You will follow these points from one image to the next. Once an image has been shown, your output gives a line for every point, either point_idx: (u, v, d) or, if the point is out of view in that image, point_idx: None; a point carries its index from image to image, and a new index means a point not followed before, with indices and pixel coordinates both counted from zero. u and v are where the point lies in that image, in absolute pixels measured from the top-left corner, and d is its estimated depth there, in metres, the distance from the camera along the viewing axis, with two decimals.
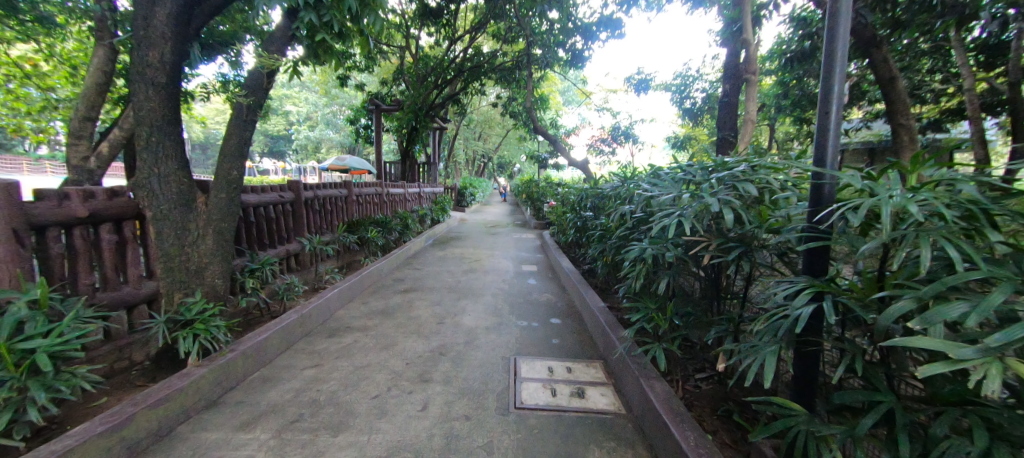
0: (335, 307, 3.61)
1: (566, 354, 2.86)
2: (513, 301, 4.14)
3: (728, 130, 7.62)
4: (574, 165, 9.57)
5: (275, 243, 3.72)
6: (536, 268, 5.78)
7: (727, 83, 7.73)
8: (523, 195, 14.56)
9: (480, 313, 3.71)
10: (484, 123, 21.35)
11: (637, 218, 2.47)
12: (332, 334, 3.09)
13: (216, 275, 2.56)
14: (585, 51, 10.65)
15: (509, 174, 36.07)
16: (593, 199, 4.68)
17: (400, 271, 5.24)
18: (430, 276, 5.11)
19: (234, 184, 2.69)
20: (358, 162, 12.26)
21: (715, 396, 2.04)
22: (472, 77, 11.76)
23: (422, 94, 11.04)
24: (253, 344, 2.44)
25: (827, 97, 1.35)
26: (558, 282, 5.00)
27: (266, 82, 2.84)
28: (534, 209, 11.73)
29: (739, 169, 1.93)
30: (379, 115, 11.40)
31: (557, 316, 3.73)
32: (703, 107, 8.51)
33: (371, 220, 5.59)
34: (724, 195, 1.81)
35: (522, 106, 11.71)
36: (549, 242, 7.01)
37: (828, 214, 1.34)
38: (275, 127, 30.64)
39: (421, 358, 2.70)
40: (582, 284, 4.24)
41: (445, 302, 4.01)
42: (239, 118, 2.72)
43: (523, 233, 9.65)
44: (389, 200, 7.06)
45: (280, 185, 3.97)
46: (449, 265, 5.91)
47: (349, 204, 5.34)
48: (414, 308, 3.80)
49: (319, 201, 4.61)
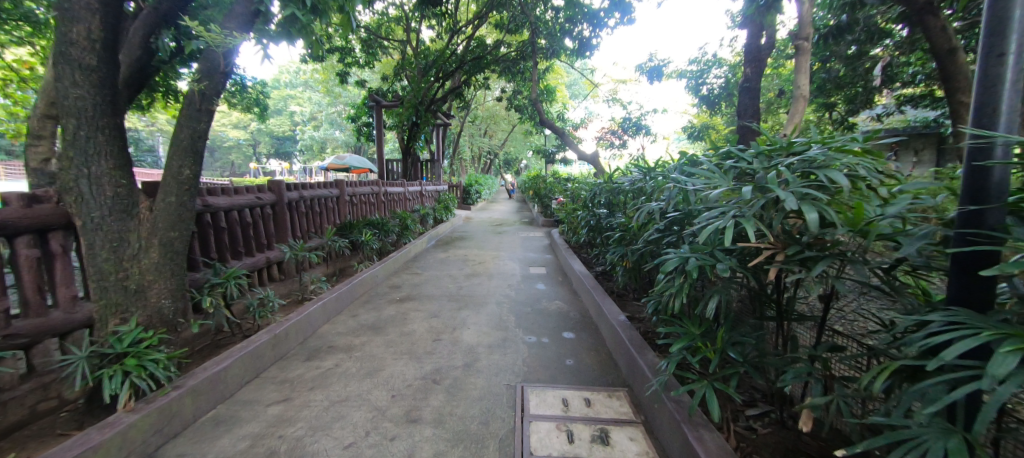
0: (319, 324, 3.19)
1: (583, 380, 2.40)
2: (519, 310, 3.69)
3: (750, 117, 7.06)
4: (583, 160, 9.06)
5: (252, 251, 3.35)
6: (546, 271, 5.32)
7: (748, 67, 7.17)
8: (530, 192, 14.07)
9: (483, 326, 3.27)
10: (489, 119, 20.86)
11: (670, 218, 1.98)
12: (310, 357, 2.67)
13: (163, 295, 2.15)
14: (592, 39, 10.14)
15: (516, 171, 35.60)
16: (609, 196, 4.20)
17: (397, 277, 4.83)
18: (430, 282, 4.68)
19: (187, 184, 2.27)
20: (358, 160, 11.88)
21: (781, 446, 1.58)
22: (476, 70, 11.31)
23: (423, 89, 10.63)
24: (208, 377, 2.04)
25: (999, 31, 0.96)
26: (570, 287, 4.53)
27: (223, 64, 2.39)
28: (541, 206, 11.25)
29: (810, 152, 1.45)
30: (380, 112, 11.01)
31: (570, 329, 3.27)
32: (721, 94, 7.95)
33: (366, 222, 5.19)
34: (797, 188, 1.33)
35: (527, 99, 11.24)
36: (558, 242, 6.52)
37: (998, 216, 0.92)
38: (281, 128, 30.51)
39: (410, 389, 2.26)
40: (598, 291, 3.78)
41: (444, 313, 3.57)
42: (192, 107, 2.30)
43: (531, 231, 9.20)
44: (388, 200, 6.65)
45: (258, 186, 3.59)
46: (451, 268, 5.48)
47: (341, 205, 4.94)
48: (408, 321, 3.36)
49: (306, 202, 4.22)
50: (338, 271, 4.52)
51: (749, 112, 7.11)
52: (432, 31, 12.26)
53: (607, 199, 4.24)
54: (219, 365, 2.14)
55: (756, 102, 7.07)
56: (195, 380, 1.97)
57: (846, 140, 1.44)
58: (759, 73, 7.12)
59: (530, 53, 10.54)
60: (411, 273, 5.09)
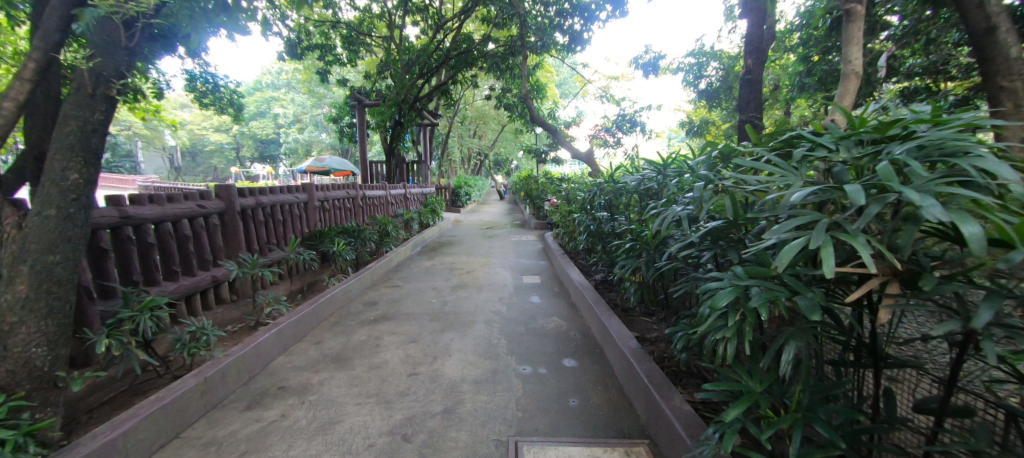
0: (273, 356, 2.68)
1: (593, 432, 1.91)
2: (511, 331, 3.20)
3: (752, 111, 6.66)
4: (576, 159, 8.61)
5: (192, 270, 2.84)
6: (540, 280, 4.84)
7: (748, 59, 6.79)
8: (521, 193, 13.60)
9: (469, 354, 2.76)
10: (478, 119, 20.33)
11: (706, 229, 1.51)
12: (251, 405, 2.14)
13: (33, 343, 1.61)
14: (584, 34, 9.71)
15: (507, 172, 35.16)
16: (611, 198, 3.71)
17: (373, 291, 4.31)
18: (411, 297, 4.17)
19: (74, 193, 1.74)
20: (339, 162, 11.27)
21: None
22: (462, 67, 10.81)
23: (407, 87, 10.08)
24: (95, 451, 1.52)
25: None
26: (568, 300, 4.05)
27: (122, 36, 1.85)
28: (533, 207, 10.78)
29: (925, 136, 1.00)
30: (362, 111, 10.43)
31: (571, 355, 2.79)
32: (720, 88, 7.56)
33: (339, 230, 4.66)
34: (930, 190, 0.88)
35: (517, 97, 10.77)
36: (552, 247, 6.04)
37: None
38: (264, 130, 29.64)
39: (371, 451, 1.76)
40: (600, 305, 3.31)
41: (423, 337, 3.06)
42: (80, 94, 1.76)
43: (523, 234, 8.72)
44: (368, 204, 6.12)
45: (202, 192, 3.05)
46: (435, 279, 4.97)
47: (310, 212, 4.39)
48: (380, 349, 2.84)
49: (265, 209, 3.69)
50: (304, 287, 3.99)
51: (751, 106, 6.73)
52: (416, 27, 11.71)
53: (610, 201, 3.77)
54: (116, 431, 1.63)
55: (758, 95, 6.68)
56: (73, 456, 1.46)
57: (968, 122, 1.02)
58: (761, 65, 6.74)
59: (519, 48, 10.05)
60: (392, 286, 4.57)
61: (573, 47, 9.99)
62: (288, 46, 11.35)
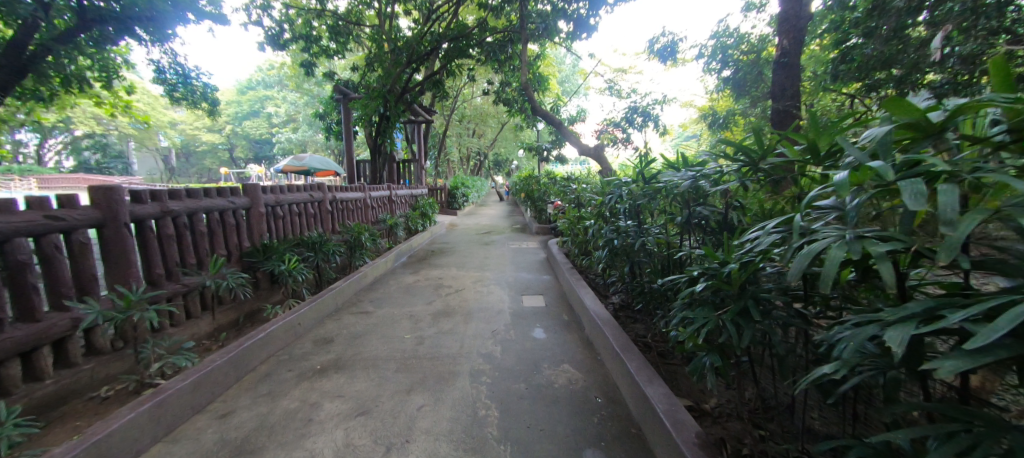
0: (137, 450, 1.76)
1: None
2: (507, 391, 2.27)
3: (789, 100, 5.76)
4: (583, 156, 7.70)
5: (33, 313, 1.94)
6: (543, 303, 3.93)
7: (782, 40, 5.93)
8: (522, 194, 12.69)
9: (441, 439, 1.84)
10: (477, 117, 19.42)
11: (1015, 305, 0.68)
12: None
13: None
14: (590, 19, 8.78)
15: (508, 173, 34.37)
16: (641, 202, 2.77)
17: (331, 323, 3.38)
18: (379, 330, 3.23)
19: None
20: (321, 161, 10.38)
21: None
22: (458, 58, 9.89)
23: (395, 77, 9.14)
24: None
25: None
26: (582, 336, 3.11)
27: None
28: (535, 210, 9.88)
29: None
30: (347, 105, 9.50)
31: (595, 442, 1.84)
32: (747, 75, 6.65)
33: (292, 243, 3.73)
34: None
35: (517, 90, 9.88)
36: (558, 258, 5.14)
37: None
38: (257, 130, 28.68)
39: None
40: (628, 353, 2.37)
41: (381, 404, 2.13)
42: None
43: (524, 240, 7.83)
44: (342, 210, 5.18)
45: (67, 197, 2.10)
46: (416, 301, 4.04)
47: (254, 221, 3.47)
48: (311, 431, 1.91)
49: (181, 221, 2.78)
50: (237, 320, 3.10)
51: (787, 93, 5.83)
52: (407, 16, 10.80)
53: (637, 208, 2.84)
54: None
55: (796, 81, 5.79)
56: None
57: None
58: (799, 46, 5.83)
59: (518, 35, 9.10)
60: (359, 314, 3.64)
61: (579, 34, 9.05)
62: (269, 37, 10.45)
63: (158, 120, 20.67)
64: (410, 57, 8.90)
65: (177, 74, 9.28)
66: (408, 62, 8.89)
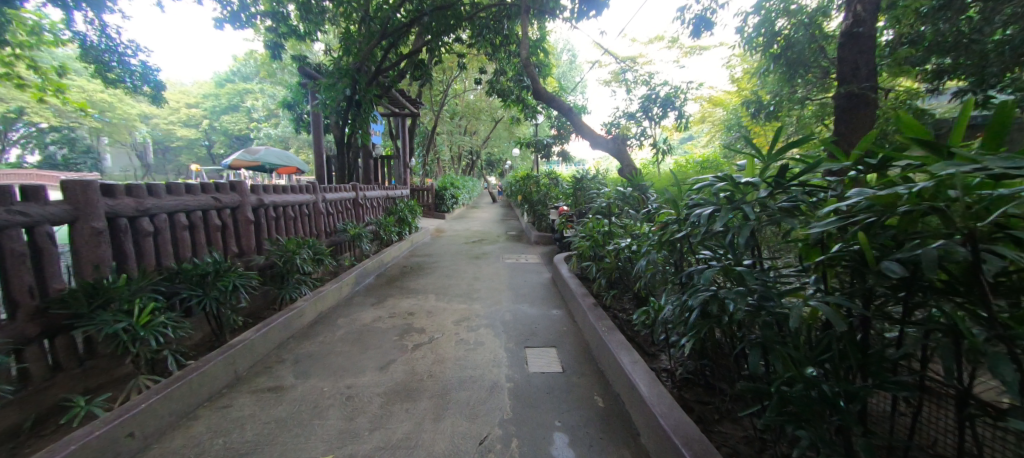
0: None
1: None
2: None
3: (864, 80, 4.47)
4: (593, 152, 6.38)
5: None
6: (558, 367, 2.57)
7: (852, 6, 4.60)
8: (518, 196, 11.38)
9: None
10: (469, 113, 18.02)
11: None
12: None
13: None
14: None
15: (501, 173, 33.15)
16: (783, 225, 1.39)
17: (207, 418, 2.01)
18: (281, 439, 1.84)
19: None
20: (277, 156, 8.95)
21: None
22: (443, 38, 8.44)
23: (370, 59, 7.71)
24: None
25: None
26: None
27: None
28: (533, 215, 8.60)
29: None
30: (313, 90, 8.02)
31: None
32: (805, 52, 5.24)
33: (157, 276, 2.33)
34: None
35: (513, 76, 8.52)
36: (572, 285, 3.79)
37: None
38: (236, 125, 26.93)
39: None
40: None
41: None
42: None
43: (522, 252, 6.51)
44: (274, 219, 3.73)
45: None
46: (367, 360, 2.66)
47: (79, 244, 2.06)
48: None
49: None
50: (17, 427, 1.74)
51: (862, 73, 4.52)
52: None
53: (758, 232, 1.46)
54: None
55: (872, 58, 4.53)
56: None
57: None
58: (876, 13, 4.51)
59: (516, 10, 7.65)
60: (263, 392, 2.24)
61: (586, 10, 7.67)
62: (225, 12, 9.02)
63: (123, 112, 19.01)
64: (384, 31, 7.41)
65: (110, 52, 7.83)
66: (381, 37, 7.40)
